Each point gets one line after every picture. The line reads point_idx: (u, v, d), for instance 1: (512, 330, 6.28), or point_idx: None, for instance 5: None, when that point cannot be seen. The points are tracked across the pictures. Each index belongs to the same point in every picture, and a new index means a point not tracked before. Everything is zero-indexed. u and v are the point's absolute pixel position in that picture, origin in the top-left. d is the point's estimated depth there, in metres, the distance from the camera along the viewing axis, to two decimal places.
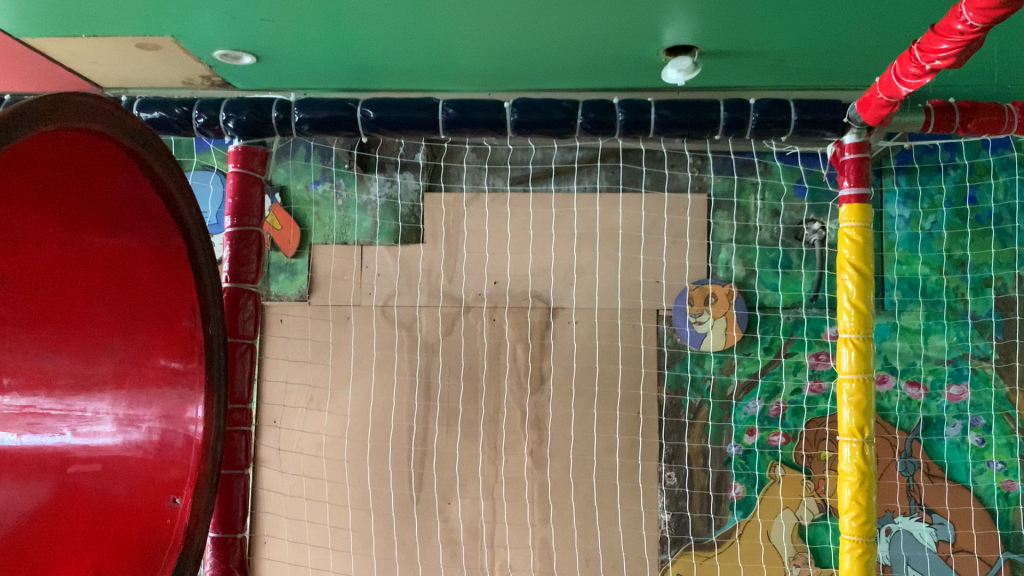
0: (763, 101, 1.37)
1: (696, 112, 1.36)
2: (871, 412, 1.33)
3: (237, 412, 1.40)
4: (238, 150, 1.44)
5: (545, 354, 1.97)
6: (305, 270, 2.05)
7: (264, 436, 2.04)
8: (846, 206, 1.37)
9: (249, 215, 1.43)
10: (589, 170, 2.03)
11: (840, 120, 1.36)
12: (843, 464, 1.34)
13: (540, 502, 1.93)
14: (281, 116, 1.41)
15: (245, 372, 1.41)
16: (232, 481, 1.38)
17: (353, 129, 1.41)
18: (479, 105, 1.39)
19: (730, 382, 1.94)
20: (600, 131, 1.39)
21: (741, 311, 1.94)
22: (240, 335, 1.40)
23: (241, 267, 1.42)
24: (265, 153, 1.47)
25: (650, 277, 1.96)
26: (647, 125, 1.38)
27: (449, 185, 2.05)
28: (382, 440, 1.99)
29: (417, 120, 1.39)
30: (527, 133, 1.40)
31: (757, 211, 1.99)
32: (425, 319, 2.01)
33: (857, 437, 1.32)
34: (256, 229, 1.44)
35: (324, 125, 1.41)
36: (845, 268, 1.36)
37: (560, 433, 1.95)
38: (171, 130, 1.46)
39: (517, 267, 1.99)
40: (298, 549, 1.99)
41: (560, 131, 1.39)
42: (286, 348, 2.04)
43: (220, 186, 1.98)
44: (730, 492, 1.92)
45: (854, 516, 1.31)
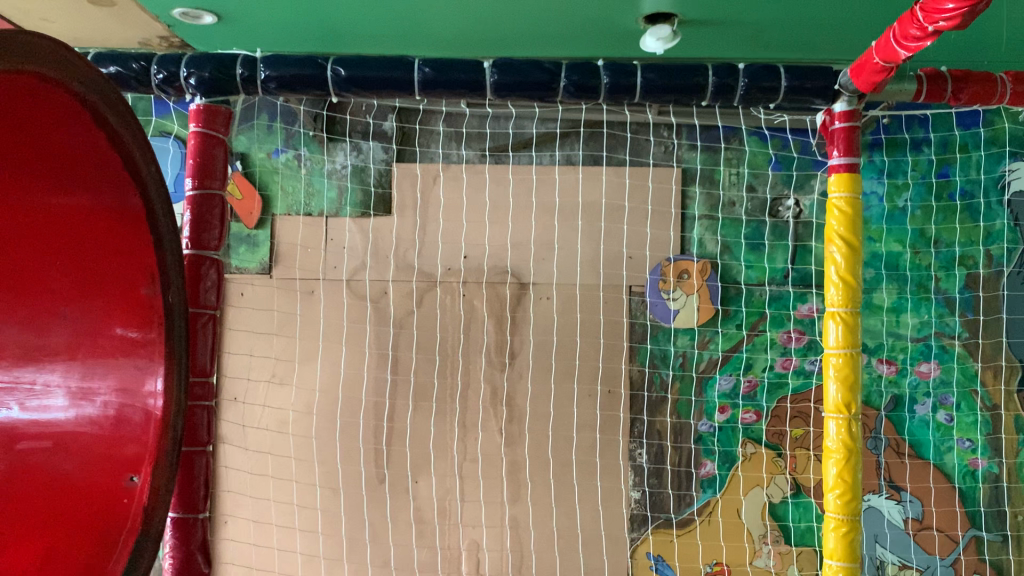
0: (752, 67, 1.33)
1: (682, 77, 1.32)
2: (857, 387, 1.30)
3: (198, 386, 1.34)
4: (200, 108, 1.36)
5: (519, 329, 1.93)
6: (268, 241, 1.98)
7: (226, 412, 1.97)
8: (835, 175, 1.35)
9: (211, 178, 1.37)
10: (567, 141, 1.98)
11: (831, 87, 1.32)
12: (828, 441, 1.32)
13: (513, 479, 1.90)
14: (246, 73, 1.34)
15: (207, 344, 1.34)
16: (194, 457, 1.33)
17: (322, 88, 1.34)
18: (457, 64, 1.33)
19: (704, 357, 1.92)
20: (583, 95, 1.34)
21: (715, 286, 1.92)
22: (201, 305, 1.33)
23: (204, 233, 1.35)
24: (229, 112, 1.39)
25: (627, 253, 1.93)
26: (631, 89, 1.34)
27: (425, 150, 1.99)
28: (352, 417, 1.93)
29: (391, 80, 1.32)
30: (507, 95, 1.34)
31: (735, 186, 1.96)
32: (397, 293, 1.95)
33: (843, 414, 1.30)
34: (218, 193, 1.38)
35: (293, 84, 1.33)
36: (832, 240, 1.33)
37: (533, 410, 1.91)
38: (128, 88, 1.38)
39: (491, 240, 1.94)
40: (263, 529, 1.94)
41: (541, 93, 1.34)
42: (247, 322, 1.98)
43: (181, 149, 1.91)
44: (703, 469, 1.90)
45: (839, 495, 1.29)
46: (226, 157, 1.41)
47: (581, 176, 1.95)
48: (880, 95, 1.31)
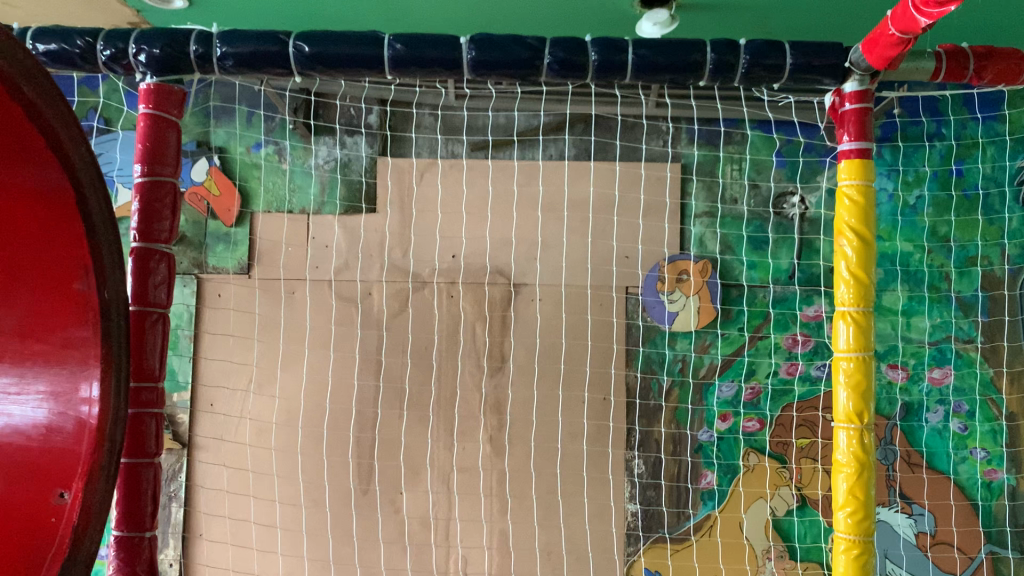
0: (755, 43, 1.23)
1: (677, 54, 1.22)
2: (869, 395, 1.21)
3: (145, 392, 1.24)
4: (152, 88, 1.27)
5: (506, 331, 1.84)
6: (246, 240, 1.88)
7: (201, 420, 1.87)
8: (846, 162, 1.25)
9: (163, 164, 1.27)
10: (557, 135, 1.88)
11: (840, 65, 1.23)
12: (838, 454, 1.23)
13: (501, 491, 1.81)
14: (200, 50, 1.25)
15: (156, 343, 1.24)
16: (140, 471, 1.23)
17: (286, 67, 1.25)
18: (431, 40, 1.24)
19: (703, 363, 1.82)
20: (570, 73, 1.25)
21: (716, 287, 1.82)
22: (150, 302, 1.24)
23: (153, 224, 1.26)
24: (183, 93, 1.31)
25: (619, 254, 1.83)
26: (623, 67, 1.24)
27: (397, 133, 1.91)
28: (331, 424, 1.84)
29: (360, 57, 1.23)
30: (486, 73, 1.25)
31: (737, 180, 1.87)
32: (377, 294, 1.86)
33: (855, 424, 1.20)
34: (170, 180, 1.28)
35: (250, 61, 1.25)
36: (844, 233, 1.24)
37: (522, 418, 1.82)
38: (75, 66, 1.29)
39: (473, 238, 1.86)
40: (232, 553, 1.85)
41: (525, 73, 1.25)
42: (225, 325, 1.88)
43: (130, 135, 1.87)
44: (702, 481, 1.81)
45: (850, 513, 1.19)
46: (178, 142, 1.32)
47: (572, 172, 1.86)
48: (894, 75, 1.22)
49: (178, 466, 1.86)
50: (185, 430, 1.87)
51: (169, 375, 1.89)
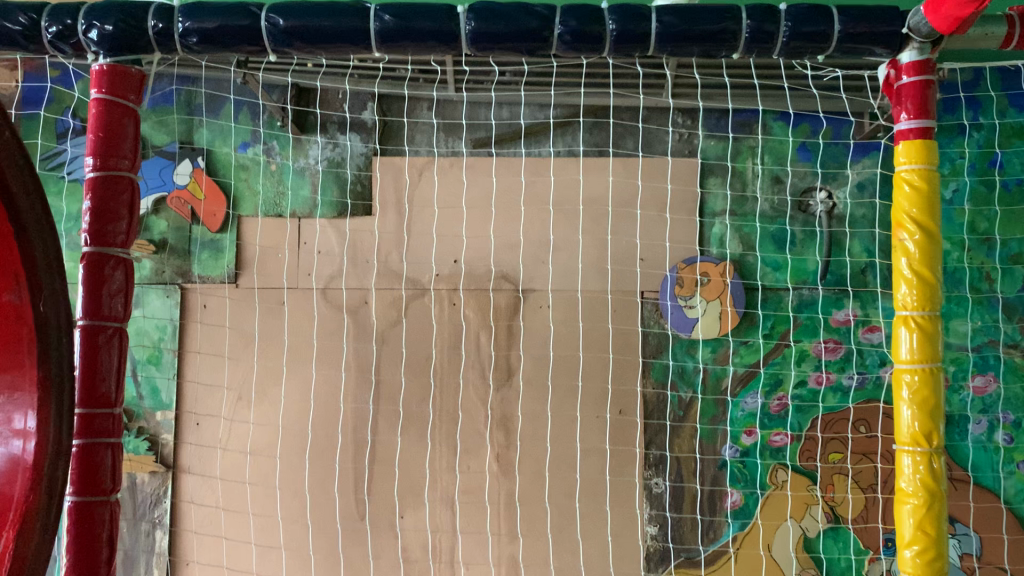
0: (797, 8, 1.11)
1: (704, 21, 1.10)
2: (938, 414, 1.09)
3: (99, 418, 1.11)
4: (106, 70, 1.15)
5: (514, 341, 1.71)
6: (232, 247, 1.75)
7: (186, 440, 1.74)
8: (905, 143, 1.13)
9: (118, 157, 1.14)
10: (567, 131, 1.76)
11: (897, 32, 1.10)
12: (900, 482, 1.11)
13: (511, 514, 1.68)
14: (161, 25, 1.13)
15: (112, 364, 1.12)
16: (93, 510, 1.09)
17: (259, 44, 1.13)
18: (425, 11, 1.11)
19: (725, 373, 1.70)
20: (585, 46, 1.13)
21: (738, 288, 1.68)
22: (104, 316, 1.11)
23: (108, 225, 1.13)
24: (141, 76, 1.18)
25: (635, 256, 1.70)
26: (645, 37, 1.12)
27: (387, 121, 1.78)
28: (328, 443, 1.72)
29: (343, 31, 1.11)
30: (488, 48, 1.13)
31: (761, 177, 1.73)
32: (374, 303, 1.74)
33: (923, 447, 1.09)
34: (127, 175, 1.16)
35: (217, 38, 1.12)
36: (904, 225, 1.12)
37: (532, 435, 1.69)
38: (17, 46, 1.16)
39: (476, 242, 1.73)
40: None
41: (533, 47, 1.13)
42: (210, 338, 1.75)
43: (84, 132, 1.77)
44: (725, 501, 1.68)
45: (918, 552, 1.07)
46: (139, 133, 1.19)
47: (584, 168, 1.72)
48: (960, 42, 1.12)
49: (163, 490, 1.74)
50: (168, 453, 1.74)
51: (152, 392, 1.76)
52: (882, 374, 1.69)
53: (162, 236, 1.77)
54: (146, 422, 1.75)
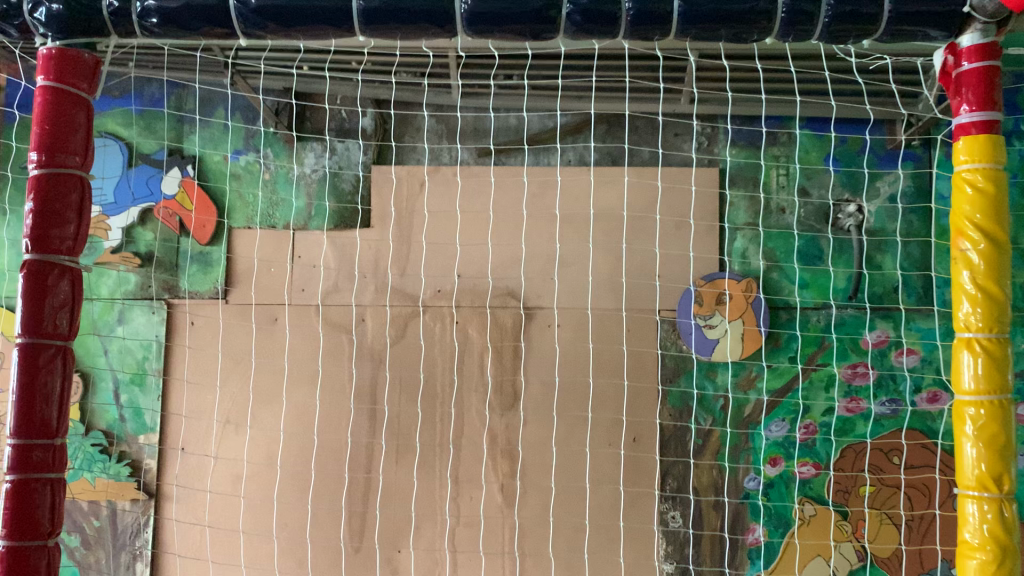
0: None
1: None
2: (1010, 454, 0.98)
3: (37, 451, 0.99)
4: (53, 53, 1.02)
5: (519, 363, 1.60)
6: (223, 260, 1.65)
7: (171, 465, 1.63)
8: (965, 138, 1.02)
9: (66, 153, 1.03)
10: (577, 139, 1.66)
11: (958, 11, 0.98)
12: (964, 532, 0.99)
13: (516, 549, 1.57)
14: (116, 4, 1.02)
15: (54, 387, 1.01)
16: (28, 554, 0.97)
17: (227, 25, 1.03)
18: None
19: (747, 400, 1.58)
20: (596, 29, 1.02)
21: (761, 309, 1.57)
22: (46, 332, 1.00)
23: (53, 229, 1.01)
24: (94, 61, 1.06)
25: (648, 272, 1.59)
26: (663, 18, 1.01)
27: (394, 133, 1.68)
28: (321, 471, 1.61)
29: (321, 10, 1.01)
30: (485, 32, 1.03)
31: (785, 189, 1.63)
32: (370, 321, 1.63)
33: (993, 493, 0.97)
34: (76, 173, 1.04)
35: (181, 18, 1.02)
36: (965, 232, 1.01)
37: (539, 463, 1.57)
38: None
39: (480, 256, 1.62)
40: None
41: (538, 30, 1.03)
42: (197, 355, 1.64)
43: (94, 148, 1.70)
44: (749, 536, 1.56)
45: None
46: (91, 124, 1.08)
47: (595, 178, 1.61)
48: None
49: (145, 519, 1.63)
50: (151, 479, 1.63)
51: (135, 414, 1.65)
52: (918, 402, 1.56)
53: (149, 249, 1.68)
54: (127, 446, 1.65)
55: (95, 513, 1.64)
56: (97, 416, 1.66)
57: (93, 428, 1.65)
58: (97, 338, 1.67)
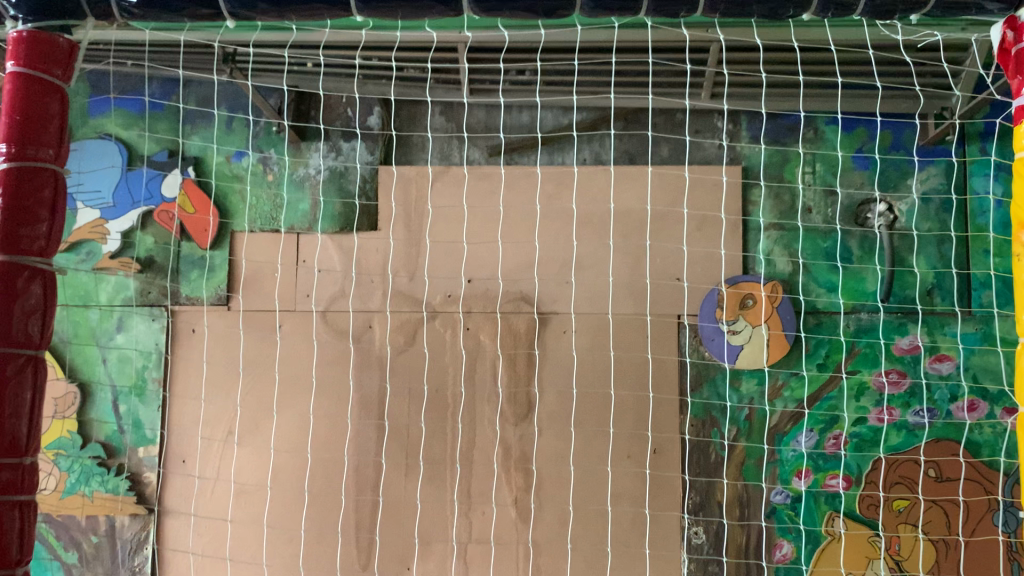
0: None
1: None
2: None
3: (6, 470, 0.92)
4: (23, 37, 0.97)
5: (533, 373, 1.53)
6: (225, 265, 1.59)
7: (173, 478, 1.57)
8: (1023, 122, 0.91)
9: (39, 145, 0.96)
10: (594, 137, 1.59)
11: None
12: None
13: (533, 566, 1.50)
14: None
15: (23, 398, 0.94)
16: None
17: (215, 7, 0.97)
18: None
19: (772, 410, 1.51)
20: (612, 7, 0.96)
21: (788, 314, 1.49)
22: (16, 338, 0.93)
23: (23, 227, 0.95)
24: (68, 45, 1.00)
25: (669, 275, 1.52)
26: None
27: (402, 134, 1.62)
28: (328, 485, 1.54)
29: None
30: (493, 10, 0.96)
31: (812, 187, 1.55)
32: (379, 328, 1.56)
33: None
34: (49, 166, 0.97)
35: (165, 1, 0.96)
36: None
37: (555, 476, 1.50)
38: None
39: (493, 259, 1.55)
40: None
41: (550, 9, 0.96)
42: (200, 363, 1.59)
43: (88, 151, 1.63)
44: (775, 554, 1.49)
45: None
46: (66, 114, 1.02)
47: (612, 178, 1.55)
48: None
49: (145, 535, 1.57)
50: (152, 493, 1.57)
51: (135, 426, 1.59)
52: (954, 411, 1.49)
53: (148, 253, 1.61)
54: (127, 458, 1.58)
55: (93, 529, 1.58)
56: (95, 427, 1.59)
57: (91, 440, 1.59)
58: (96, 347, 1.61)
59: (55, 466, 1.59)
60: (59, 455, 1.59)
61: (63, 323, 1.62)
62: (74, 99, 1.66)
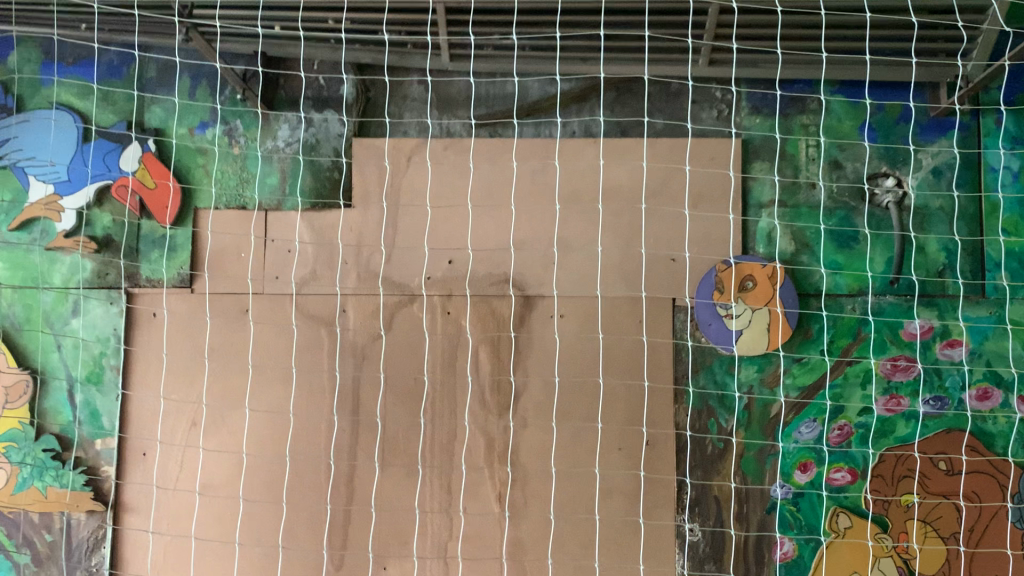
0: None
1: None
2: None
3: None
4: None
5: (518, 361, 1.43)
6: (189, 244, 1.48)
7: (131, 472, 1.47)
8: None
9: None
10: (583, 107, 1.48)
11: None
12: None
13: (517, 564, 1.40)
14: None
15: None
16: None
17: None
18: None
19: (774, 399, 1.41)
20: None
21: (790, 296, 1.40)
22: None
23: None
24: None
25: (663, 256, 1.42)
26: None
27: (379, 103, 1.51)
28: (299, 480, 1.44)
29: None
30: None
31: (815, 162, 1.45)
32: (354, 313, 1.46)
33: None
34: None
35: None
36: None
37: (540, 470, 1.41)
38: None
39: (475, 239, 1.45)
40: None
41: None
42: (161, 350, 1.48)
43: (38, 126, 1.52)
44: (776, 552, 1.39)
45: None
46: None
47: (603, 152, 1.44)
48: None
49: (102, 532, 1.46)
50: (110, 488, 1.47)
51: (91, 417, 1.48)
52: (966, 400, 1.40)
53: (106, 232, 1.50)
54: (83, 452, 1.48)
55: (47, 527, 1.48)
56: (49, 418, 1.49)
57: (45, 432, 1.48)
58: (49, 332, 1.50)
59: (5, 460, 1.48)
60: (11, 448, 1.48)
61: (14, 306, 1.51)
62: (25, 67, 1.55)
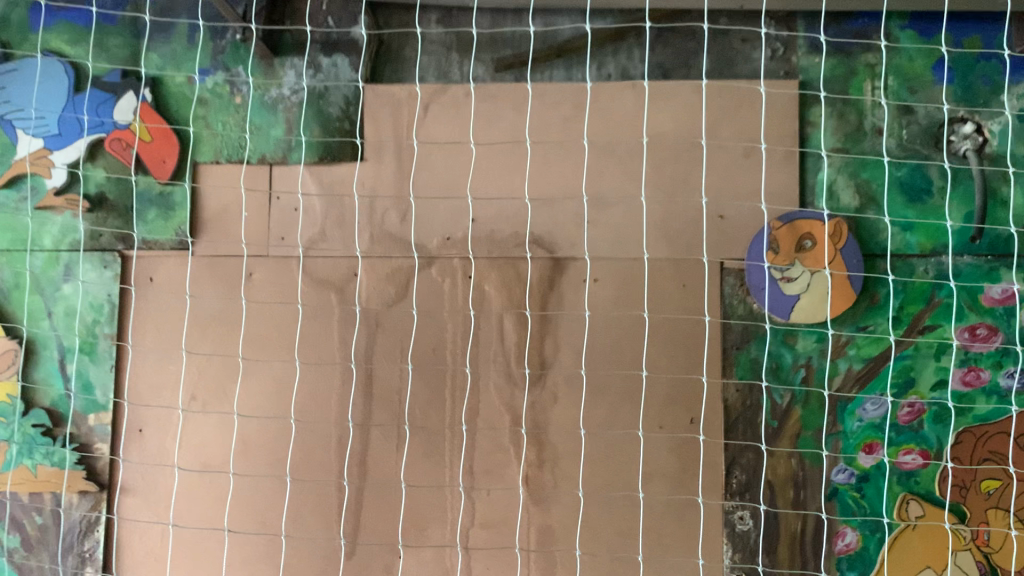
0: None
1: None
2: None
3: None
4: None
5: (547, 329, 1.29)
6: (186, 202, 1.35)
7: (127, 450, 1.35)
8: None
9: None
10: (619, 47, 1.32)
11: None
12: None
13: (545, 555, 1.27)
14: None
15: None
16: None
17: None
18: None
19: (835, 370, 1.25)
20: None
21: (854, 257, 1.23)
22: None
23: None
24: None
25: (709, 212, 1.27)
26: None
27: (392, 47, 1.37)
28: (306, 460, 1.31)
29: None
30: None
31: (883, 106, 1.28)
32: (366, 278, 1.32)
33: None
34: None
35: None
36: None
37: (572, 451, 1.27)
38: None
39: (499, 196, 1.31)
40: None
41: None
42: (159, 318, 1.36)
43: (26, 74, 1.40)
44: (837, 543, 1.24)
45: None
46: None
47: (642, 97, 1.29)
48: None
49: (95, 516, 1.34)
50: (104, 467, 1.35)
51: (83, 389, 1.36)
52: None
53: (98, 189, 1.38)
54: (75, 427, 1.36)
55: (38, 508, 1.36)
56: (39, 391, 1.37)
57: (35, 406, 1.36)
58: (39, 298, 1.38)
59: None
60: None
61: (2, 270, 1.39)
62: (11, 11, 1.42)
